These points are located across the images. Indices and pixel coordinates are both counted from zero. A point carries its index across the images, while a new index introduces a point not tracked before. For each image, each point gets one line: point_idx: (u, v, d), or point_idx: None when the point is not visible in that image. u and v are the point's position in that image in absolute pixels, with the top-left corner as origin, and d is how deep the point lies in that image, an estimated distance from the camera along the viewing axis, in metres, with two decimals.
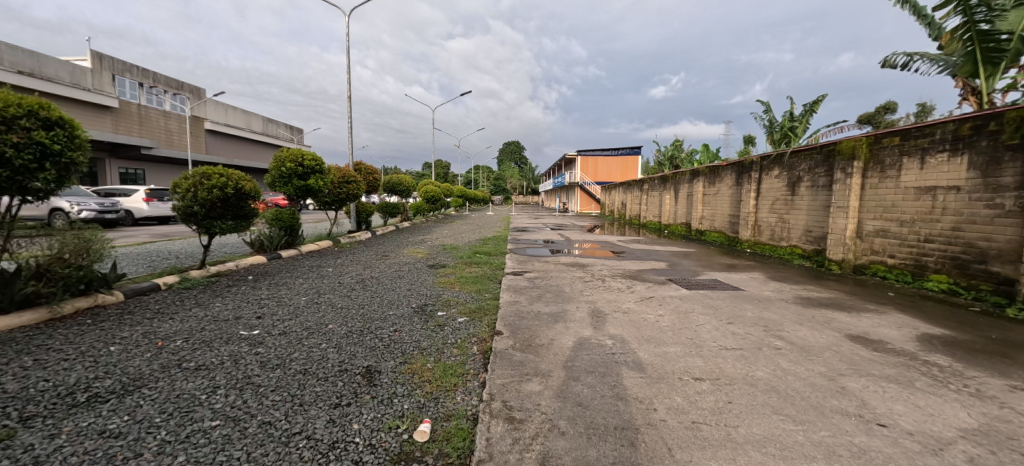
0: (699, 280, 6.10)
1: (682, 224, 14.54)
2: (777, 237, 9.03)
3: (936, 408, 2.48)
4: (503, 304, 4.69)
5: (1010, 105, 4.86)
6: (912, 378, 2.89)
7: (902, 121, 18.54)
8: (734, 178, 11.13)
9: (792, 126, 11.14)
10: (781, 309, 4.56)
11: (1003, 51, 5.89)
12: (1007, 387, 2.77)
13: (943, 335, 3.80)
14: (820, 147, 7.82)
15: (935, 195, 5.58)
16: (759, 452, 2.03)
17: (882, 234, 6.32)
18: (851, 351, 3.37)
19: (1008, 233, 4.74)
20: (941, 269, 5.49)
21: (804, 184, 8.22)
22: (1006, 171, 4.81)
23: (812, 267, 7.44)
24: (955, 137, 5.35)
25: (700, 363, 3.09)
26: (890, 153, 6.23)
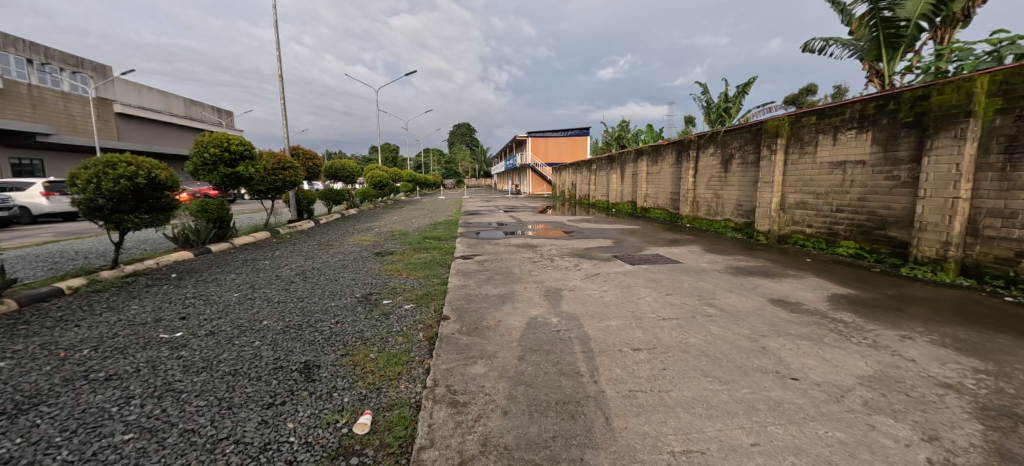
0: (642, 255, 6.38)
1: (628, 202, 15.08)
2: (713, 212, 9.59)
3: (840, 359, 2.76)
4: (451, 288, 4.64)
5: (906, 86, 5.36)
6: (823, 334, 3.19)
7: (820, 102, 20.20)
8: (674, 156, 11.64)
9: (727, 107, 11.77)
10: (715, 279, 4.88)
11: (901, 37, 6.53)
12: (898, 337, 3.15)
13: (848, 294, 4.26)
14: (749, 126, 8.33)
15: (845, 169, 6.14)
16: (688, 413, 2.16)
17: (802, 206, 6.91)
18: (772, 313, 3.66)
19: (903, 202, 5.33)
20: (849, 236, 6.10)
21: (736, 162, 8.75)
22: (900, 146, 5.37)
23: (742, 239, 8.03)
24: (862, 116, 5.86)
25: (639, 334, 3.23)
26: (808, 131, 6.77)
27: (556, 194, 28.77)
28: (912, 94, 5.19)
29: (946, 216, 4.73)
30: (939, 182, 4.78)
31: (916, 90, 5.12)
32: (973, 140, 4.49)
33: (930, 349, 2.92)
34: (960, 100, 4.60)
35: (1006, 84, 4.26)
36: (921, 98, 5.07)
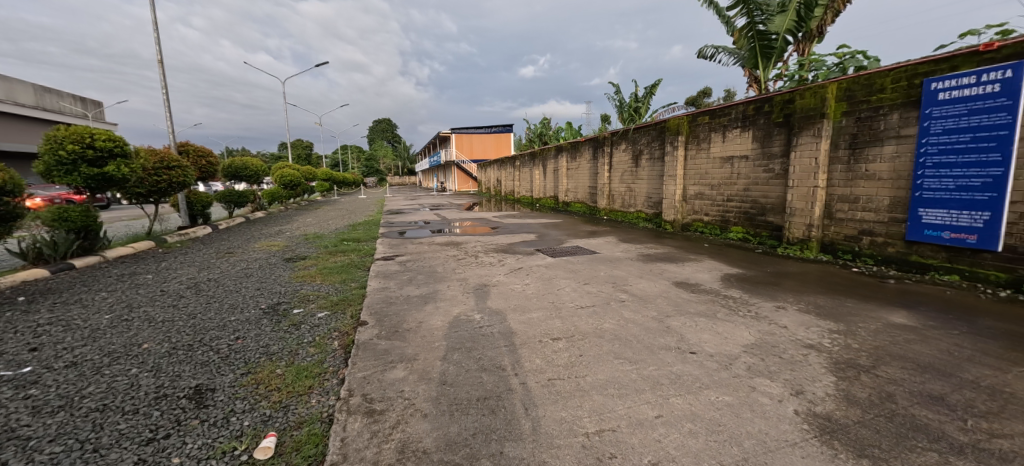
0: (563, 248, 6.65)
1: (550, 197, 15.64)
2: (626, 204, 10.31)
3: (729, 331, 3.13)
4: (370, 292, 4.41)
5: (776, 91, 6.20)
6: (716, 310, 3.59)
7: (713, 104, 22.68)
8: (591, 153, 12.29)
9: (637, 107, 12.70)
10: (628, 267, 5.25)
11: (772, 48, 7.54)
12: (775, 308, 3.65)
13: (737, 273, 4.84)
14: (655, 124, 9.06)
15: (733, 163, 6.96)
16: (601, 395, 2.29)
17: (700, 197, 7.70)
18: (675, 295, 4.03)
19: (777, 192, 6.19)
20: (738, 222, 6.93)
21: (644, 157, 9.48)
22: (774, 143, 6.21)
23: (652, 229, 8.74)
24: (745, 116, 6.67)
25: (559, 324, 3.35)
26: (703, 129, 7.56)
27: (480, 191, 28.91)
28: (782, 98, 6.02)
29: (809, 203, 5.57)
30: (804, 173, 5.62)
31: (784, 94, 5.94)
32: (827, 138, 5.34)
33: (796, 316, 3.44)
34: (817, 104, 5.43)
35: (848, 91, 5.11)
36: (788, 102, 5.90)
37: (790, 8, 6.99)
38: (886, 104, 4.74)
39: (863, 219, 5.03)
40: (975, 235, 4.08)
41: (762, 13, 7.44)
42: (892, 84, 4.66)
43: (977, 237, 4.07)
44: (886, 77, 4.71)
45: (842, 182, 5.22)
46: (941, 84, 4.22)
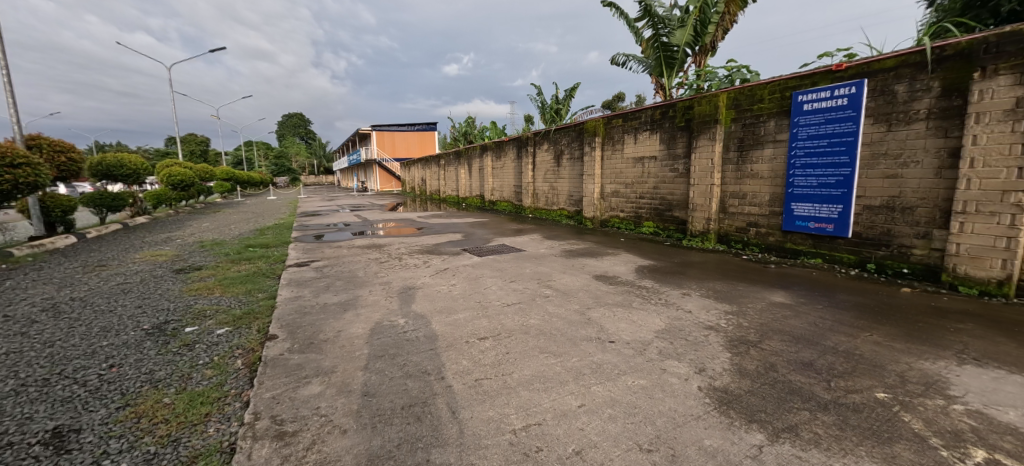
0: (490, 247, 6.68)
1: (476, 196, 15.66)
2: (549, 202, 10.69)
3: (643, 319, 3.39)
4: (280, 303, 4.02)
5: (678, 98, 6.83)
6: (631, 300, 3.87)
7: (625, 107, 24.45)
8: (515, 152, 12.52)
9: (557, 108, 13.21)
10: (552, 263, 5.44)
11: (674, 59, 8.30)
12: (681, 294, 4.03)
13: (649, 264, 5.27)
14: (574, 125, 9.49)
15: (643, 163, 7.55)
16: (527, 390, 2.33)
17: (616, 195, 8.25)
18: (595, 288, 4.26)
19: (681, 189, 6.84)
20: (649, 218, 7.54)
21: (565, 157, 9.90)
22: (678, 145, 6.85)
23: (574, 225, 9.19)
24: (653, 120, 7.27)
25: (485, 323, 3.36)
26: (617, 131, 8.10)
27: (405, 191, 28.00)
28: (683, 104, 6.65)
29: (707, 199, 6.25)
30: (703, 172, 6.28)
31: (685, 101, 6.57)
32: (720, 141, 6.02)
33: (697, 301, 3.83)
34: (711, 111, 6.09)
35: (735, 100, 5.81)
36: (689, 108, 6.54)
37: (688, 24, 7.74)
38: (764, 113, 5.48)
39: (749, 213, 5.76)
40: (832, 224, 4.82)
41: (665, 26, 8.15)
42: (769, 95, 5.38)
43: (833, 226, 4.81)
44: (765, 89, 5.43)
45: (733, 181, 5.93)
46: (805, 96, 4.96)
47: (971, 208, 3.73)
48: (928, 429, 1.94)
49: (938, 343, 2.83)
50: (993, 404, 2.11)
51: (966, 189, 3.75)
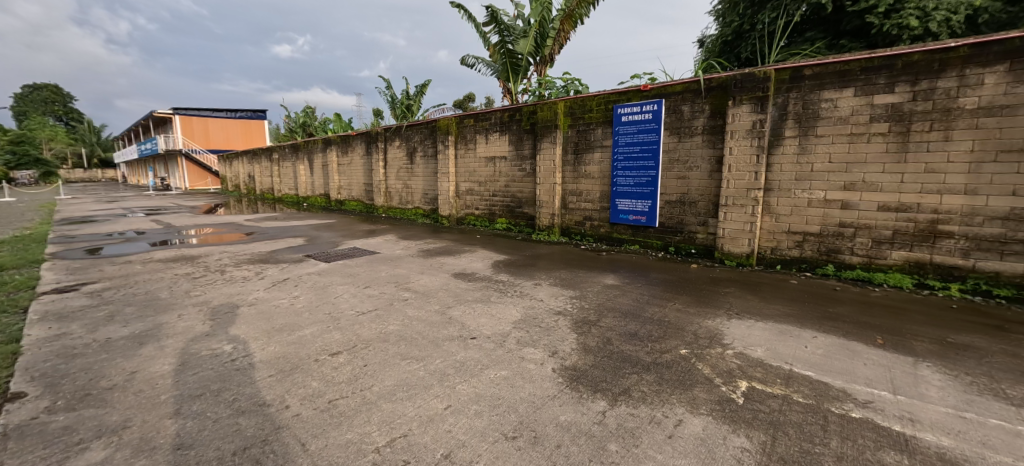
0: (338, 251, 6.08)
1: (320, 195, 14.10)
2: (404, 201, 10.35)
3: (501, 312, 3.56)
4: (28, 347, 2.82)
5: (523, 103, 7.35)
6: (489, 294, 4.02)
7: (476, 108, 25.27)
8: (364, 148, 11.67)
9: (409, 104, 12.87)
10: (409, 264, 5.27)
11: (519, 66, 8.90)
12: (533, 285, 4.37)
13: (504, 259, 5.58)
14: (426, 123, 9.33)
15: (494, 163, 7.92)
16: (390, 402, 2.18)
17: (470, 192, 8.48)
18: (454, 286, 4.29)
19: (529, 188, 7.42)
20: (502, 215, 7.96)
21: (419, 154, 9.70)
22: (524, 146, 7.38)
23: (430, 224, 9.13)
24: (502, 122, 7.66)
25: (337, 335, 3.03)
26: (469, 131, 8.29)
27: (225, 190, 23.33)
28: (528, 109, 7.18)
29: (551, 197, 6.92)
30: (547, 172, 6.93)
31: (530, 106, 7.12)
32: (559, 144, 6.73)
33: (547, 289, 4.21)
34: (551, 117, 6.74)
35: (571, 109, 6.55)
36: (533, 113, 7.11)
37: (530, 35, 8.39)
38: (592, 122, 6.33)
39: (585, 208, 6.62)
40: (645, 216, 5.90)
41: (510, 34, 8.66)
42: (596, 106, 6.24)
43: (645, 217, 5.89)
44: (593, 101, 6.27)
45: (571, 180, 6.71)
46: (623, 109, 5.91)
47: (730, 202, 5.03)
48: (714, 371, 2.54)
49: (714, 304, 3.75)
50: (748, 345, 2.90)
51: (726, 187, 5.04)
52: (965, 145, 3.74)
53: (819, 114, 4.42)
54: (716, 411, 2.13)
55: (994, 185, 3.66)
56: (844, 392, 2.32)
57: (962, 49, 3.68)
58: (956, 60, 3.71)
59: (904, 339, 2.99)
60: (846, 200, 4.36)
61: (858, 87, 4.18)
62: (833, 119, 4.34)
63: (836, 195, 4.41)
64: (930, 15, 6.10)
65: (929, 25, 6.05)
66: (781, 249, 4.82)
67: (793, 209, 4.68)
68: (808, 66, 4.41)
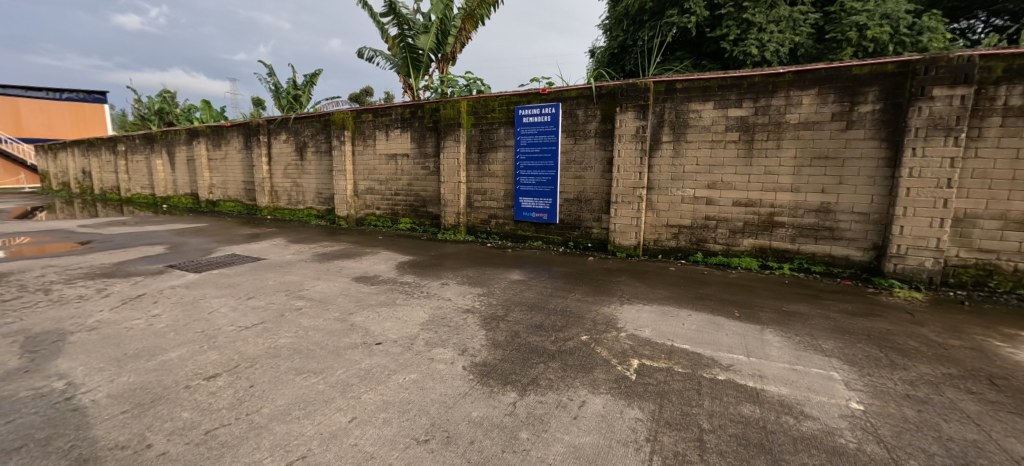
0: (212, 258, 5.27)
1: (185, 195, 12.05)
2: (294, 201, 9.39)
3: (407, 315, 3.45)
4: None
5: (425, 100, 7.18)
6: (394, 298, 3.88)
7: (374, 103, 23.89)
8: (242, 141, 10.26)
9: (297, 95, 11.69)
10: (302, 270, 4.81)
11: (420, 62, 8.65)
12: (440, 284, 4.33)
13: (409, 260, 5.41)
14: (318, 116, 8.54)
15: (396, 161, 7.61)
16: (284, 422, 1.96)
17: (370, 192, 8.05)
18: (355, 291, 4.05)
19: (433, 186, 7.29)
20: (406, 214, 7.69)
21: (310, 150, 8.88)
22: (428, 144, 7.22)
23: (326, 226, 8.45)
24: (403, 118, 7.38)
25: (215, 355, 2.63)
26: (367, 126, 7.83)
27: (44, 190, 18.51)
28: (430, 106, 7.04)
29: (456, 196, 6.90)
30: (451, 171, 6.88)
31: (432, 103, 6.98)
32: (463, 143, 6.74)
33: (454, 288, 4.20)
34: (454, 115, 6.70)
35: (473, 108, 6.60)
36: (435, 110, 6.99)
37: (431, 31, 8.24)
38: (495, 122, 6.47)
39: (490, 207, 6.74)
40: (546, 214, 6.23)
41: (410, 28, 8.38)
42: (499, 107, 6.39)
43: (547, 215, 6.22)
44: (495, 101, 6.40)
45: (476, 179, 6.78)
46: (524, 111, 6.14)
47: (620, 199, 5.57)
48: (610, 353, 2.79)
49: (608, 292, 4.12)
50: (638, 327, 3.25)
51: (616, 186, 5.57)
52: (791, 152, 4.68)
53: (688, 123, 5.13)
54: (613, 388, 2.35)
55: (810, 185, 4.65)
56: (713, 358, 2.74)
57: (787, 75, 4.58)
58: (784, 83, 4.60)
59: (753, 311, 3.64)
60: (709, 197, 5.14)
61: (717, 101, 4.95)
62: (698, 128, 5.08)
63: (702, 193, 5.17)
64: (765, 46, 7.50)
65: (765, 54, 7.45)
66: (661, 241, 5.50)
67: (670, 205, 5.36)
68: (679, 80, 5.08)
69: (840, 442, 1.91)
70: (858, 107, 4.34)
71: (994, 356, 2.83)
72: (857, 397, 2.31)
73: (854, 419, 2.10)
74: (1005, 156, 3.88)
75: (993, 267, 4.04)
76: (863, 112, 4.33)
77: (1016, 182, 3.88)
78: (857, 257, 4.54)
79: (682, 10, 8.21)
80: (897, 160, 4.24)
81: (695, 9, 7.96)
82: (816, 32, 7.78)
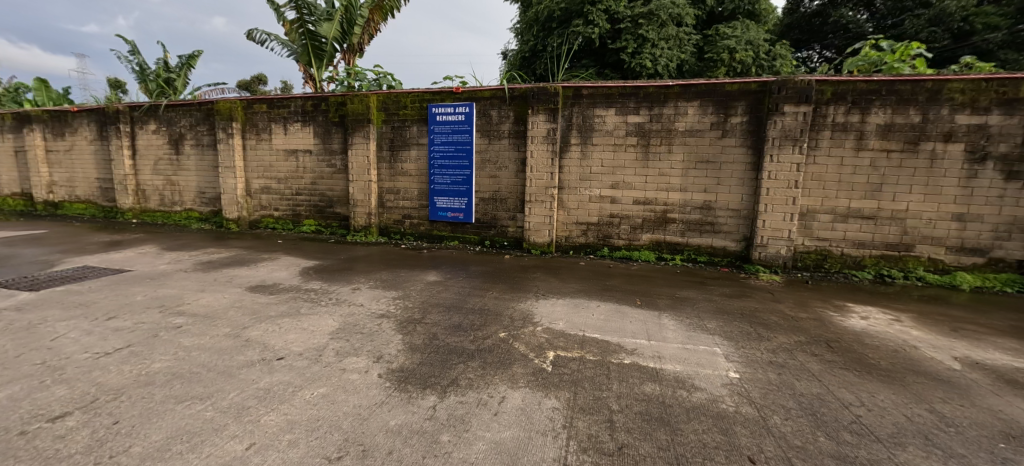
0: (53, 272, 4.30)
1: (10, 195, 9.62)
2: (168, 202, 8.06)
3: (314, 324, 3.19)
4: None
5: (329, 93, 6.66)
6: (298, 307, 3.56)
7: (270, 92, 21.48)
8: (93, 130, 8.50)
9: (169, 78, 10.05)
10: (180, 282, 4.16)
11: (322, 51, 7.96)
12: (351, 290, 4.07)
13: (314, 265, 4.99)
14: (197, 104, 7.42)
15: (297, 157, 6.95)
16: (162, 460, 1.68)
17: (266, 191, 7.25)
18: (250, 303, 3.63)
19: (341, 185, 6.81)
20: (309, 216, 7.08)
21: (188, 142, 7.69)
22: (333, 140, 6.71)
23: (211, 230, 7.40)
24: (303, 111, 6.76)
25: (60, 390, 2.15)
26: (261, 119, 7.02)
27: None
28: (335, 99, 6.55)
29: (367, 195, 6.54)
30: (361, 169, 6.49)
31: (337, 96, 6.50)
32: (374, 140, 6.41)
33: (367, 293, 3.98)
34: (363, 110, 6.33)
35: (384, 103, 6.31)
36: (341, 104, 6.53)
37: (335, 19, 7.68)
38: (408, 119, 6.26)
39: (405, 207, 6.51)
40: (462, 213, 6.21)
41: (311, 13, 7.68)
42: (411, 104, 6.19)
43: (463, 214, 6.20)
44: (407, 98, 6.20)
45: (388, 178, 6.50)
46: (438, 109, 6.04)
47: (534, 198, 5.78)
48: (527, 348, 2.89)
49: (525, 289, 4.26)
50: (552, 320, 3.41)
51: (530, 186, 5.77)
52: (679, 156, 5.29)
53: (594, 128, 5.51)
54: (531, 381, 2.44)
55: (695, 185, 5.30)
56: (619, 345, 2.99)
57: (675, 87, 5.16)
58: (672, 95, 5.18)
59: (651, 299, 4.05)
60: (614, 197, 5.59)
61: (618, 108, 5.39)
62: (603, 132, 5.48)
63: (607, 192, 5.60)
64: (657, 60, 8.35)
65: (657, 67, 8.30)
66: (573, 238, 5.84)
67: (579, 204, 5.71)
68: (585, 87, 5.42)
69: (722, 407, 2.22)
70: (730, 119, 5.07)
71: (828, 324, 3.52)
72: (734, 367, 2.70)
73: (732, 386, 2.46)
74: (832, 163, 4.85)
75: (826, 252, 5.03)
76: (734, 123, 5.06)
77: (839, 183, 4.87)
78: (732, 247, 5.30)
79: (586, 21, 8.77)
80: (759, 164, 5.04)
81: (598, 22, 8.57)
82: (697, 51, 8.87)
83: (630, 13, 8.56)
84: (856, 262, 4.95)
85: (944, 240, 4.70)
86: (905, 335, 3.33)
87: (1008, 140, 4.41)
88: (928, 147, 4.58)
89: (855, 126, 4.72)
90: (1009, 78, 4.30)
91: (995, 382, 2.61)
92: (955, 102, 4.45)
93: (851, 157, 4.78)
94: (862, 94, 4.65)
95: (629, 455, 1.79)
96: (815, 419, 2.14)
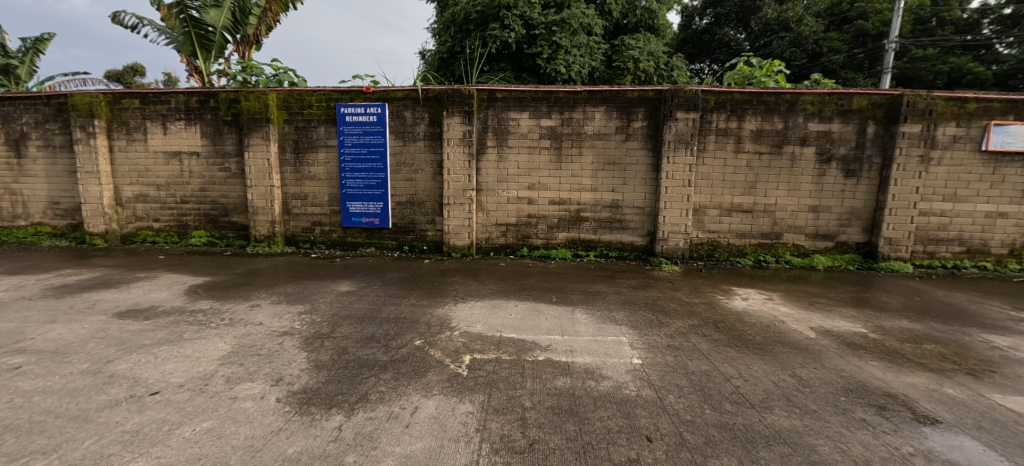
0: None
1: None
2: (7, 215, 6.59)
3: (199, 350, 2.82)
4: None
5: (219, 88, 5.96)
6: (181, 331, 3.13)
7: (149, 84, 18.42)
8: None
9: (7, 64, 8.27)
10: (19, 313, 3.43)
11: (210, 41, 7.09)
12: (248, 307, 3.67)
13: (204, 282, 4.42)
14: (43, 96, 6.17)
15: (181, 160, 6.11)
16: None
17: (143, 200, 6.28)
18: (117, 332, 3.10)
19: (237, 191, 6.13)
20: (199, 226, 6.27)
21: (32, 143, 6.37)
22: (225, 141, 6.01)
23: (68, 247, 6.20)
24: (187, 108, 5.96)
25: None
26: (133, 115, 6.06)
27: None
28: (226, 95, 5.87)
29: (268, 201, 5.96)
30: (261, 173, 5.90)
31: (229, 93, 5.84)
32: (275, 141, 5.86)
33: (267, 310, 3.62)
34: (260, 108, 5.75)
35: (285, 101, 5.80)
36: (233, 101, 5.87)
37: (224, 6, 6.89)
38: (314, 119, 5.82)
39: (313, 213, 6.06)
40: (378, 218, 5.94)
41: None
42: (317, 102, 5.77)
43: (379, 219, 5.94)
44: (312, 96, 5.77)
45: (294, 183, 6.00)
46: (347, 109, 5.71)
47: (452, 201, 5.73)
48: (443, 354, 2.84)
49: (443, 293, 4.20)
50: (470, 324, 3.40)
51: (448, 189, 5.70)
52: (588, 159, 5.61)
53: (509, 130, 5.61)
54: (445, 387, 2.41)
55: (604, 186, 5.65)
56: (534, 342, 3.07)
57: (582, 93, 5.45)
58: (580, 100, 5.46)
59: (566, 295, 4.22)
60: (530, 197, 5.74)
61: (531, 111, 5.55)
62: (519, 135, 5.61)
63: (524, 193, 5.74)
64: (570, 66, 8.75)
65: (570, 73, 8.68)
66: (493, 239, 5.88)
67: (498, 205, 5.79)
68: (499, 90, 5.50)
69: (625, 392, 2.38)
70: (632, 123, 5.48)
71: (716, 307, 3.98)
72: (637, 354, 2.92)
73: (635, 371, 2.65)
74: (717, 164, 5.48)
75: (715, 243, 5.66)
76: (636, 127, 5.48)
77: (723, 182, 5.52)
78: (638, 242, 5.74)
79: (503, 25, 8.94)
80: (658, 166, 5.52)
81: (514, 26, 8.77)
82: (606, 60, 9.46)
83: (543, 20, 8.87)
84: (740, 250, 5.66)
85: (804, 228, 5.55)
86: (775, 312, 3.88)
87: (844, 144, 5.34)
88: (789, 150, 5.38)
89: (734, 132, 5.38)
90: (844, 93, 5.22)
91: (840, 346, 3.14)
92: (808, 112, 5.28)
93: (732, 159, 5.45)
94: (738, 104, 5.31)
95: (539, 450, 1.84)
96: (704, 394, 2.38)
